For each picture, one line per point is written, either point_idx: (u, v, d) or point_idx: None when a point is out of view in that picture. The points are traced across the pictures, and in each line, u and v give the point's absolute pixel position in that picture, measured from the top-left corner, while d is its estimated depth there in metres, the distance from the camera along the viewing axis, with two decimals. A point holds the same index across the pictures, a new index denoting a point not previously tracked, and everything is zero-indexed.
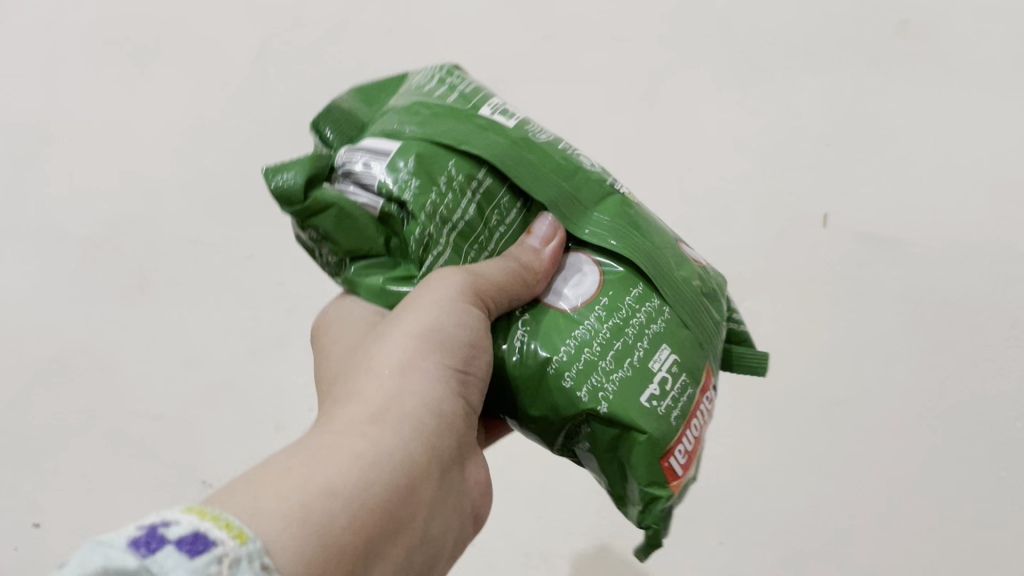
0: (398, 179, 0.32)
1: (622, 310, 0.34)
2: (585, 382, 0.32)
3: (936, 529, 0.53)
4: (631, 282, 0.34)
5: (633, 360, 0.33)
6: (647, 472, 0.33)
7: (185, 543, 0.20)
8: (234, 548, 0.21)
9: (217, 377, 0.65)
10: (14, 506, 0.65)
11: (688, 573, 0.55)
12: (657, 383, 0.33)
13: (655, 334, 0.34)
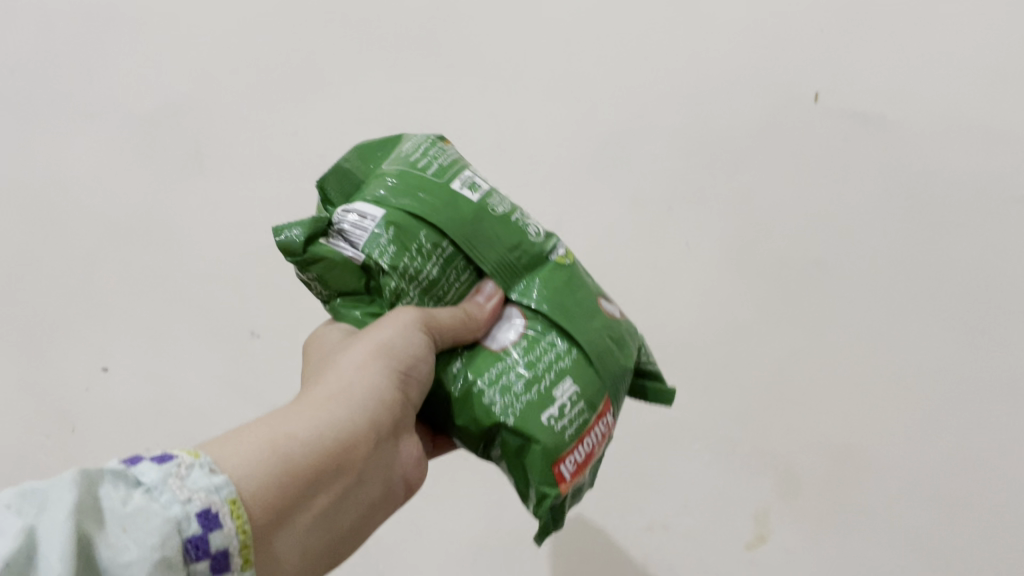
0: (379, 245, 0.40)
1: (538, 348, 0.40)
2: (499, 401, 0.39)
3: (896, 378, 0.59)
4: (545, 332, 0.41)
5: (540, 386, 0.39)
6: (539, 471, 0.38)
7: (157, 458, 0.29)
8: (191, 460, 0.29)
9: (264, 240, 0.73)
10: (87, 351, 0.75)
11: (676, 412, 0.62)
12: (555, 405, 0.39)
13: (561, 368, 0.40)
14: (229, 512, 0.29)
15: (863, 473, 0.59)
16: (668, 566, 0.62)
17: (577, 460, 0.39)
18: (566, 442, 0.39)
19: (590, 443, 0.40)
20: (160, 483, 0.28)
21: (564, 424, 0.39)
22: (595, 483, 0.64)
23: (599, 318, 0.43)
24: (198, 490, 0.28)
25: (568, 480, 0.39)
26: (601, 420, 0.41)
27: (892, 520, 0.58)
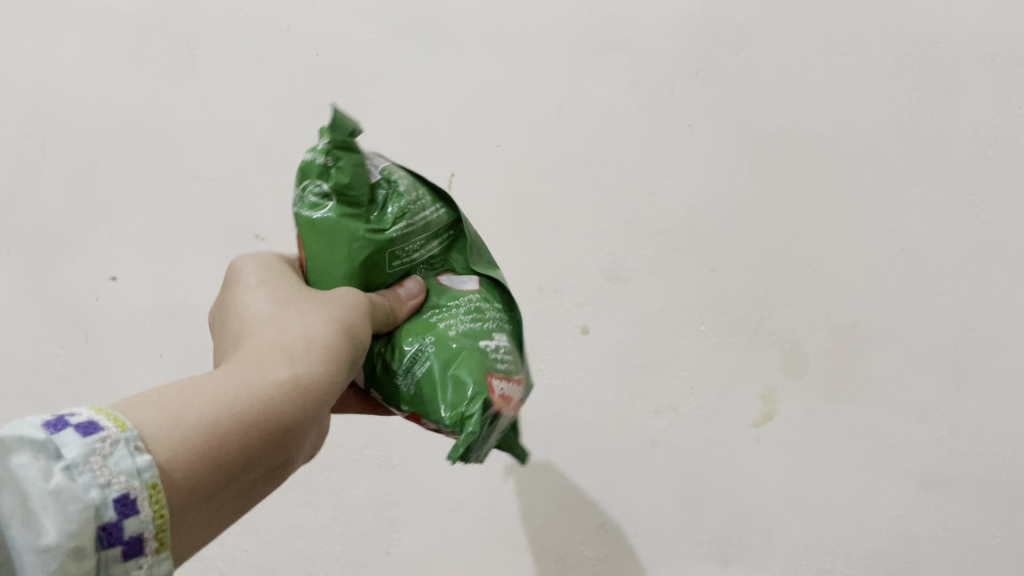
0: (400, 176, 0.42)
1: (486, 304, 0.42)
2: (444, 319, 0.41)
3: (902, 251, 0.58)
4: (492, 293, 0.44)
5: (482, 325, 0.41)
6: (468, 378, 0.38)
7: (82, 425, 0.25)
8: (117, 434, 0.25)
9: (262, 142, 0.72)
10: (93, 260, 0.76)
11: (682, 297, 0.62)
12: (490, 344, 0.40)
13: (499, 325, 0.42)
14: (151, 498, 0.25)
15: (871, 345, 0.59)
16: (677, 446, 0.62)
17: (500, 393, 0.39)
18: (503, 367, 0.40)
19: (508, 393, 0.40)
20: (80, 462, 0.24)
21: (498, 358, 0.40)
22: (603, 368, 0.64)
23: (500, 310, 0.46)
24: (120, 473, 0.24)
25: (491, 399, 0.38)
26: (518, 386, 0.42)
27: (900, 390, 0.58)
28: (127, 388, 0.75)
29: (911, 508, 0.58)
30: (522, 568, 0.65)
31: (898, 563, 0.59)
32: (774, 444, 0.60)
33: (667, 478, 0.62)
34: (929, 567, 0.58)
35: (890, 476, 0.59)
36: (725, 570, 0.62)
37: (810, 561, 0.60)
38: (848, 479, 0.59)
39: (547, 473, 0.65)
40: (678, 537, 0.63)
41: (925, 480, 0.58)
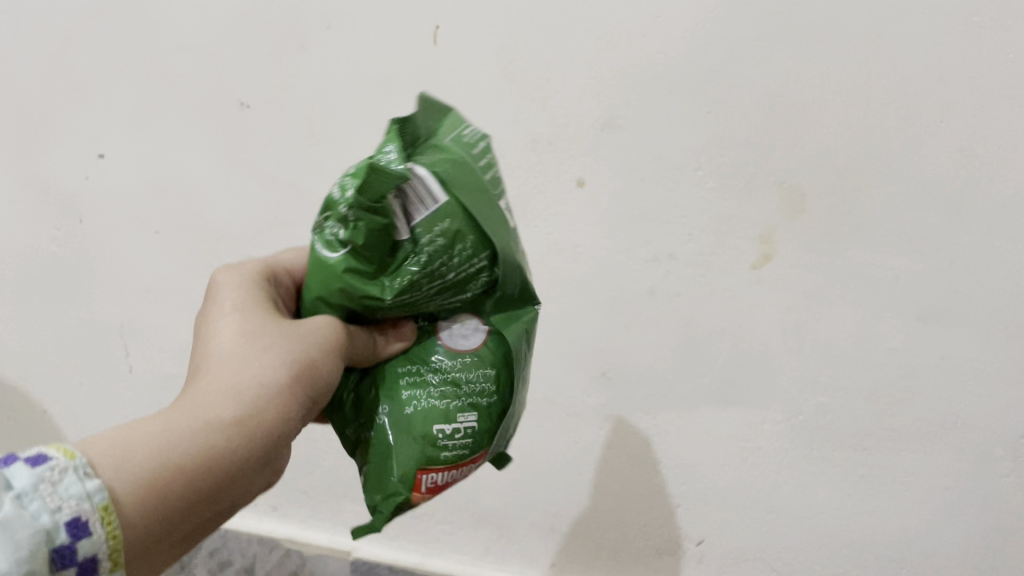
0: (431, 237, 0.37)
1: (475, 371, 0.40)
2: (411, 399, 0.40)
3: (903, 81, 0.54)
4: (500, 349, 0.41)
5: (450, 402, 0.40)
6: (404, 461, 0.39)
7: (31, 458, 0.28)
8: (65, 463, 0.29)
9: (236, 4, 0.65)
10: (77, 138, 0.73)
11: (674, 145, 0.60)
12: (449, 423, 0.39)
13: (471, 400, 0.40)
14: (103, 519, 0.29)
15: (868, 181, 0.56)
16: (676, 292, 0.62)
17: (438, 477, 0.39)
18: (442, 458, 0.39)
19: (457, 472, 0.40)
20: (31, 489, 0.27)
21: (447, 446, 0.39)
22: (600, 221, 0.63)
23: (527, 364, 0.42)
24: (71, 497, 0.28)
25: (421, 487, 0.39)
26: (481, 457, 0.41)
27: (900, 225, 0.57)
28: (127, 268, 0.74)
29: (910, 341, 0.58)
30: (526, 419, 0.67)
31: (896, 395, 0.58)
32: (771, 285, 0.60)
33: (667, 325, 0.63)
34: (927, 398, 0.58)
35: (886, 311, 0.58)
36: (725, 411, 0.62)
37: (808, 397, 0.60)
38: (849, 315, 0.59)
39: (547, 327, 0.65)
40: (678, 382, 0.63)
41: (923, 313, 0.57)
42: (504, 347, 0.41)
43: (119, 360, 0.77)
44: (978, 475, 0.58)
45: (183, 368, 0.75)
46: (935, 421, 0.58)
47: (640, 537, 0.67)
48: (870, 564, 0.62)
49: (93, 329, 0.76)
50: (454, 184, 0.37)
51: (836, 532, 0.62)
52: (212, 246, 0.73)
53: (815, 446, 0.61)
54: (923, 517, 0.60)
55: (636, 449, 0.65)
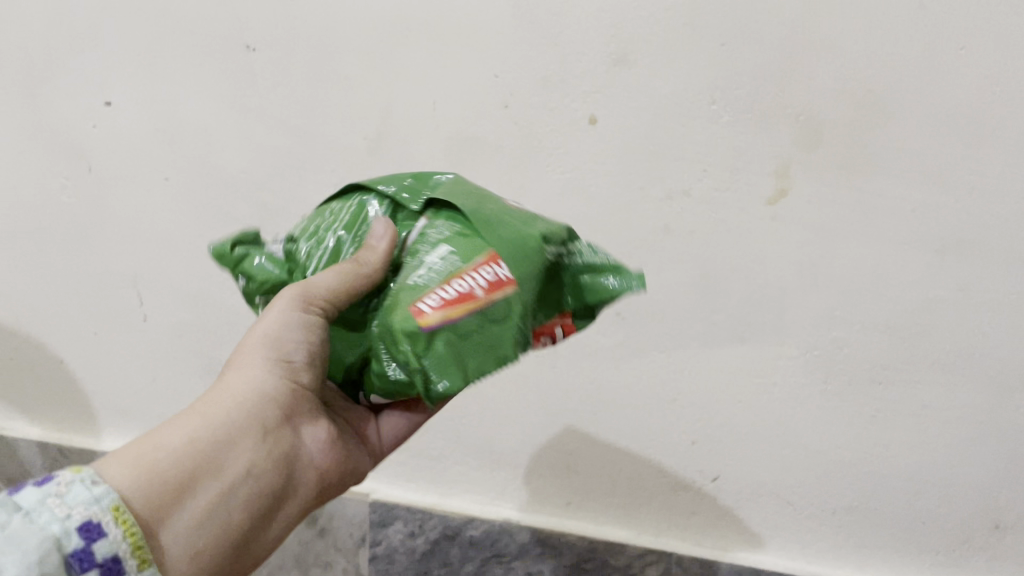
0: (301, 236, 0.45)
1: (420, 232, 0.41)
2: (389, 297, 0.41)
3: (926, 8, 0.52)
4: (434, 210, 0.42)
5: (413, 260, 0.40)
6: (398, 317, 0.37)
7: (39, 481, 0.33)
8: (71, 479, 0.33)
9: None
10: (85, 86, 0.72)
11: (690, 79, 0.58)
12: (421, 268, 0.39)
13: (430, 242, 0.40)
14: (114, 518, 0.33)
15: (884, 111, 0.55)
16: (691, 229, 0.61)
17: (443, 296, 0.37)
18: (427, 288, 0.38)
19: (461, 284, 0.37)
20: (41, 506, 0.32)
21: (429, 277, 0.38)
22: (613, 159, 0.62)
23: (493, 204, 0.41)
24: (78, 506, 0.32)
25: (430, 313, 0.37)
26: (484, 260, 0.38)
27: (916, 156, 0.56)
28: (137, 216, 0.74)
29: (927, 273, 0.57)
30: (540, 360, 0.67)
31: (912, 328, 0.58)
32: (788, 221, 0.59)
33: (680, 262, 0.62)
34: (944, 330, 0.57)
35: (904, 244, 0.57)
36: (740, 348, 0.62)
37: (823, 333, 0.60)
38: (864, 248, 0.58)
39: None
40: (692, 320, 0.63)
41: (942, 245, 0.56)
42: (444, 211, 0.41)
43: (133, 310, 0.76)
44: (995, 406, 0.58)
45: (196, 315, 0.74)
46: (950, 353, 0.58)
47: (655, 475, 0.66)
48: (889, 500, 0.61)
49: (107, 278, 0.76)
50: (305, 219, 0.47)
51: (852, 468, 0.62)
52: (220, 192, 0.71)
53: (830, 380, 0.61)
54: (939, 451, 0.59)
55: (650, 388, 0.65)
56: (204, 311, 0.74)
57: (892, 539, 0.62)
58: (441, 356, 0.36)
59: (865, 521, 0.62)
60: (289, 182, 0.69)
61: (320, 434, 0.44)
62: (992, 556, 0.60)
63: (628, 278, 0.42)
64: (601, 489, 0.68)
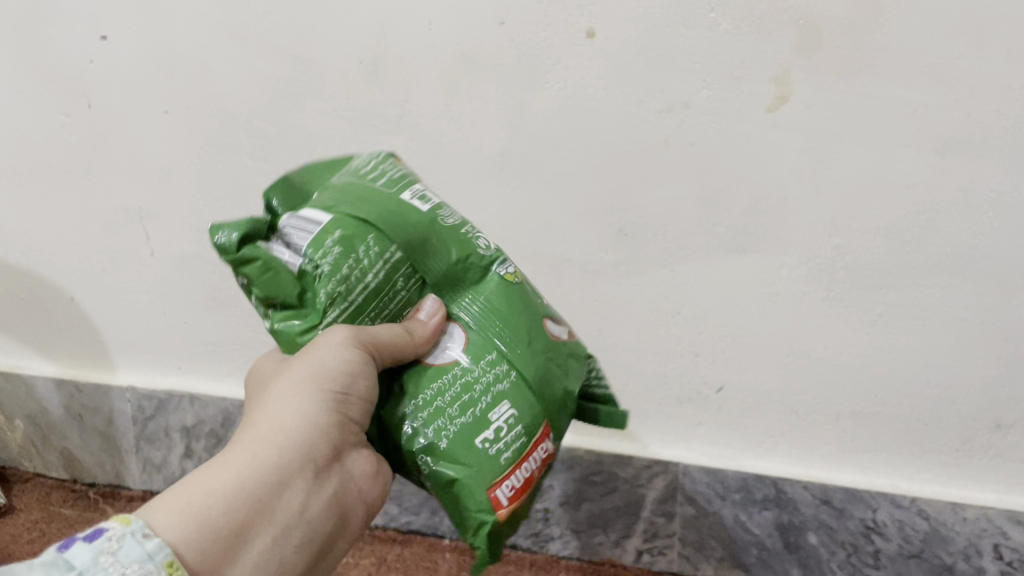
0: (323, 251, 0.39)
1: (475, 372, 0.40)
2: (431, 424, 0.39)
3: None
4: (489, 348, 0.40)
5: (476, 409, 0.39)
6: (470, 498, 0.38)
7: (91, 535, 0.33)
8: (121, 531, 0.33)
9: None
10: (76, 19, 0.70)
11: None
12: (491, 430, 0.39)
13: (497, 392, 0.39)
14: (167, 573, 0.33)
15: (890, 10, 0.54)
16: (692, 142, 0.60)
17: (514, 485, 0.39)
18: (502, 468, 0.39)
19: (529, 467, 0.40)
20: (96, 563, 0.32)
21: (501, 450, 0.39)
22: (611, 72, 0.60)
23: (544, 340, 0.42)
24: (132, 560, 0.33)
25: (506, 505, 0.39)
26: (543, 439, 0.40)
27: (920, 56, 0.54)
28: (139, 150, 0.73)
29: (929, 174, 0.57)
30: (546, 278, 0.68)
31: (914, 231, 0.58)
32: (789, 128, 0.58)
33: (682, 175, 0.61)
34: (946, 231, 0.58)
35: (906, 146, 0.56)
36: (742, 259, 0.62)
37: (825, 240, 0.60)
38: (866, 152, 0.57)
39: (560, 187, 0.64)
40: (694, 234, 0.63)
41: (945, 146, 0.56)
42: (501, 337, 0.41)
43: (140, 245, 0.77)
44: (996, 305, 0.58)
45: (202, 248, 0.75)
46: (952, 253, 0.58)
47: (660, 388, 0.67)
48: (891, 402, 0.62)
49: (112, 215, 0.76)
50: (337, 207, 0.40)
51: (855, 373, 0.62)
52: (219, 123, 0.70)
53: (832, 288, 0.61)
54: (941, 353, 0.60)
55: (653, 302, 0.65)
56: (209, 243, 0.75)
57: (895, 442, 0.63)
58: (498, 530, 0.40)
59: (869, 424, 0.63)
60: (287, 110, 0.68)
61: (366, 460, 0.43)
62: (994, 455, 0.61)
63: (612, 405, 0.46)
64: None
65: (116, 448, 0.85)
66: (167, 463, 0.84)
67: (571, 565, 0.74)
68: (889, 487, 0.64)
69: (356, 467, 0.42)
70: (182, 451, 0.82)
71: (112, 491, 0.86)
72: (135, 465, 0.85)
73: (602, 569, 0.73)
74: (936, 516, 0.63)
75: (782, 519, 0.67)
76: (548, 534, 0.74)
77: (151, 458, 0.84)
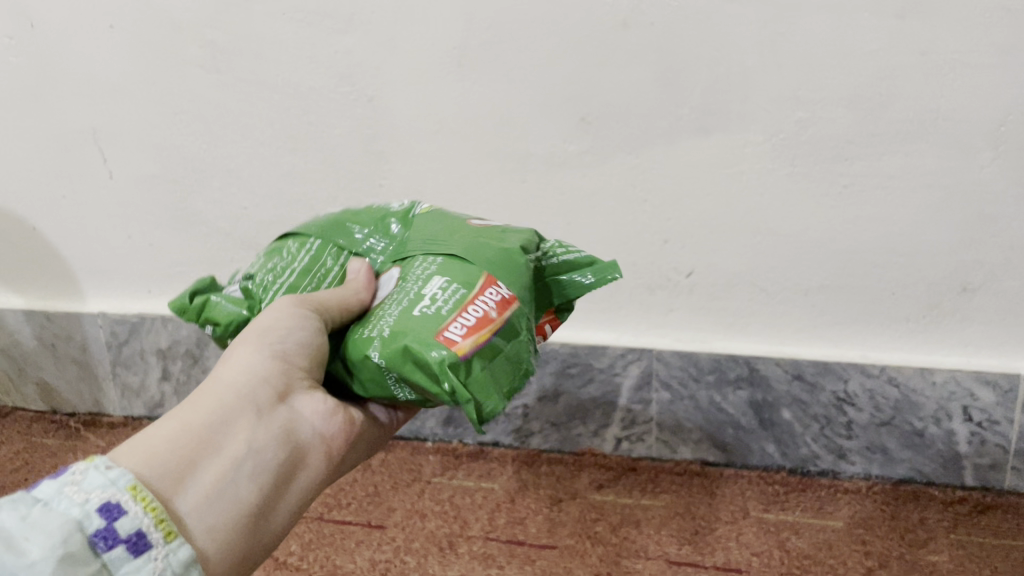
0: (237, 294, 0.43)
1: (406, 280, 0.40)
2: (373, 328, 0.38)
3: None
4: (412, 265, 0.41)
5: (410, 296, 0.38)
6: (426, 332, 0.36)
7: (53, 475, 0.30)
8: (85, 466, 0.30)
9: None
10: None
11: None
12: (426, 297, 0.38)
13: (427, 275, 0.39)
14: (132, 499, 0.30)
15: None
16: (649, 22, 0.58)
17: (465, 322, 0.36)
18: (443, 316, 0.37)
19: (480, 308, 0.37)
20: (56, 495, 0.29)
21: (440, 303, 0.37)
22: None
23: (468, 236, 0.41)
24: (95, 489, 0.29)
25: (462, 338, 0.36)
26: (487, 288, 0.38)
27: None
28: (86, 67, 0.71)
29: (890, 39, 0.55)
30: (509, 176, 0.66)
31: (877, 99, 0.57)
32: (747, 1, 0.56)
33: (641, 58, 0.60)
34: (907, 96, 0.57)
35: (866, 12, 0.55)
36: (705, 140, 0.61)
37: (789, 114, 0.59)
38: (826, 21, 0.56)
39: (519, 78, 0.62)
40: (657, 118, 0.61)
41: (905, 9, 0.54)
42: (439, 243, 0.41)
43: (97, 167, 0.75)
44: (958, 168, 0.58)
45: (162, 167, 0.74)
46: (913, 118, 0.57)
47: (631, 277, 0.67)
48: (858, 274, 0.63)
49: (68, 137, 0.75)
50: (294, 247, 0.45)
51: (822, 247, 0.62)
52: (166, 34, 0.68)
53: (796, 163, 0.60)
54: (905, 221, 0.60)
55: (619, 192, 0.64)
56: (169, 160, 0.73)
57: (865, 312, 0.64)
58: (478, 375, 0.36)
59: (838, 298, 0.64)
60: (236, 15, 0.66)
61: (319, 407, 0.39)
62: (961, 319, 0.62)
63: (596, 263, 0.44)
64: (581, 296, 0.69)
65: (93, 375, 0.85)
66: (145, 388, 0.84)
67: (552, 457, 0.74)
68: (860, 357, 0.65)
69: (311, 411, 0.39)
70: (159, 375, 0.82)
71: (93, 419, 0.87)
72: (113, 391, 0.85)
73: (581, 460, 0.74)
74: (906, 382, 0.64)
75: (755, 397, 0.68)
76: (528, 428, 0.75)
77: (128, 384, 0.84)
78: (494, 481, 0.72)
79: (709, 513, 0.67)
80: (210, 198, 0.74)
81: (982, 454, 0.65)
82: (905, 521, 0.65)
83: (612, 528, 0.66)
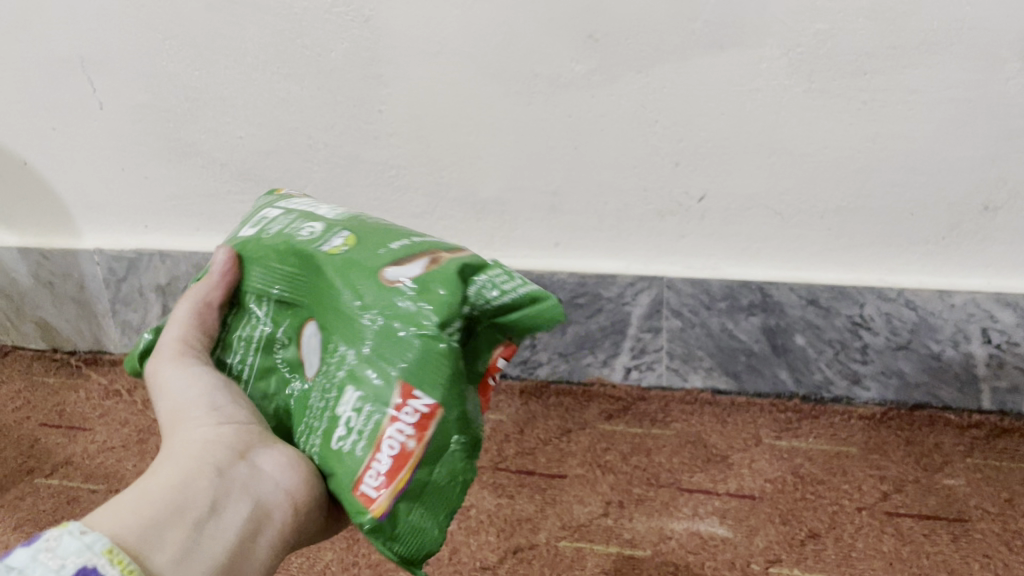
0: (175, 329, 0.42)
1: (328, 374, 0.34)
2: (308, 439, 0.35)
3: None
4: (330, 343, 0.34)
5: (330, 413, 0.33)
6: (344, 483, 0.32)
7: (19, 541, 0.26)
8: (57, 531, 0.26)
9: None
10: None
11: None
12: (342, 425, 0.33)
13: (344, 381, 0.33)
14: (112, 562, 0.26)
15: None
16: None
17: (380, 471, 0.31)
18: (359, 462, 0.32)
19: (395, 449, 0.31)
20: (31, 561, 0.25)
21: (353, 443, 0.32)
22: None
23: (381, 304, 0.32)
24: (70, 552, 0.26)
25: (378, 497, 0.31)
26: (402, 417, 0.31)
27: None
28: None
29: None
30: (515, 98, 0.63)
31: (901, 8, 0.54)
32: None
33: None
34: (934, 5, 0.54)
35: None
36: (720, 57, 0.58)
37: (807, 28, 0.56)
38: None
39: None
40: (669, 33, 0.58)
41: None
42: (345, 317, 0.33)
43: (87, 97, 0.73)
44: (984, 81, 0.55)
45: (153, 96, 0.71)
46: (938, 29, 0.54)
47: (641, 203, 0.65)
48: (876, 195, 0.61)
49: (53, 66, 0.71)
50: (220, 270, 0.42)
51: (839, 167, 0.60)
52: None
53: (815, 79, 0.58)
54: (925, 139, 0.58)
55: (629, 113, 0.62)
56: (160, 88, 0.70)
57: (883, 234, 0.62)
58: (405, 528, 0.32)
59: (855, 220, 0.62)
60: None
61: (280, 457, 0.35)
62: (982, 238, 0.60)
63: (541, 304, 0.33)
64: (589, 226, 0.68)
65: (92, 313, 0.83)
66: (145, 325, 0.83)
67: (559, 388, 0.73)
68: (877, 281, 0.63)
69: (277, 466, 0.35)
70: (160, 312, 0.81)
71: (94, 357, 0.86)
72: (113, 329, 0.84)
73: (591, 390, 0.73)
74: (923, 305, 0.63)
75: (768, 323, 0.67)
76: (535, 359, 0.73)
77: (129, 321, 0.83)
78: (503, 413, 0.72)
79: (721, 441, 0.67)
80: (205, 127, 0.71)
81: (999, 377, 0.64)
82: (919, 447, 0.65)
83: (624, 457, 0.66)
